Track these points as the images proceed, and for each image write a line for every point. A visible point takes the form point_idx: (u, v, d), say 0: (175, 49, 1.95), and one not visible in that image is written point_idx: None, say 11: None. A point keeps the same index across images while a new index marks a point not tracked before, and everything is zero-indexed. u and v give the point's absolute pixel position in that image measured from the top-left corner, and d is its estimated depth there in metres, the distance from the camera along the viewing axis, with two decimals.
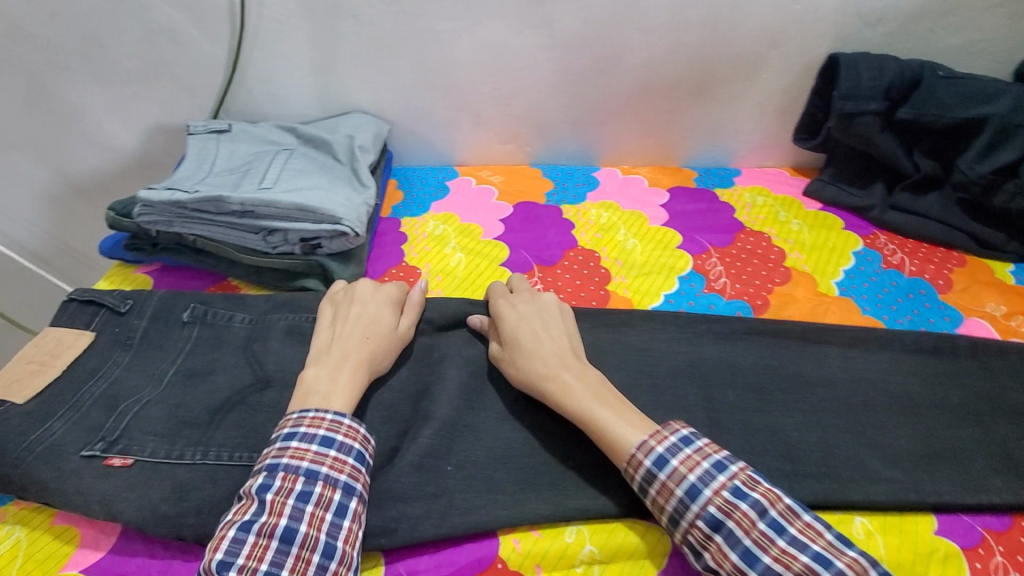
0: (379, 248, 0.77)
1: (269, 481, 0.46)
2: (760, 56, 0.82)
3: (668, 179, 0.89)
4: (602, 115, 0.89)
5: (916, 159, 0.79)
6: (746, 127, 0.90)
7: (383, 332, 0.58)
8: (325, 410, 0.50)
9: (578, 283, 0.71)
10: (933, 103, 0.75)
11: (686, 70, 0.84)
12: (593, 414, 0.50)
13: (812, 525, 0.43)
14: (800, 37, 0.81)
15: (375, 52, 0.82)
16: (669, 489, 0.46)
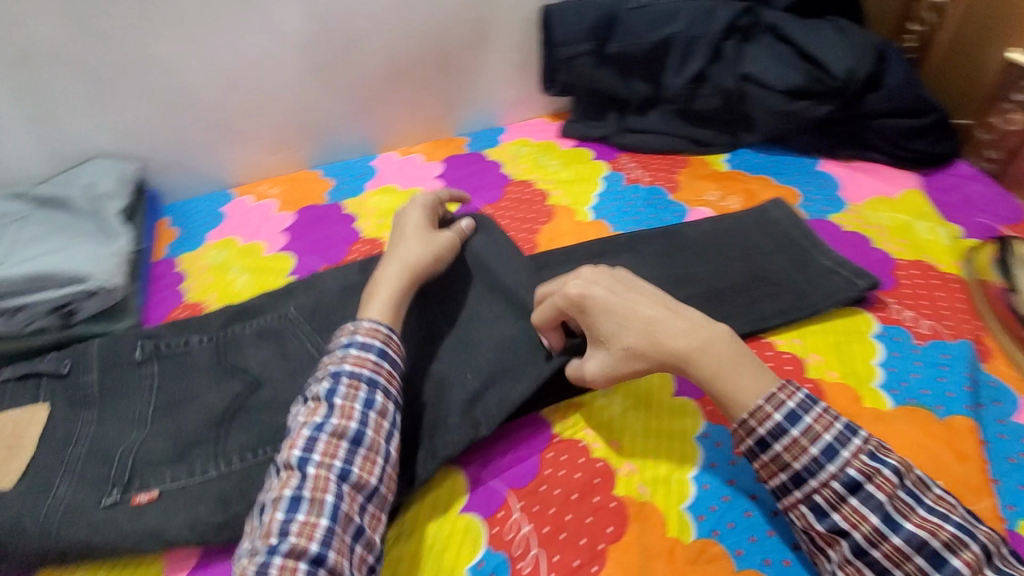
0: (329, 229, 0.88)
1: (323, 420, 0.53)
2: (480, 21, 0.95)
3: (442, 152, 1.01)
4: (366, 103, 0.96)
5: (632, 83, 0.99)
6: (491, 89, 1.03)
7: (439, 246, 0.68)
8: (378, 325, 0.59)
9: (521, 214, 0.89)
10: (629, 32, 0.95)
11: (423, 50, 0.94)
12: (733, 368, 0.54)
13: (860, 439, 0.51)
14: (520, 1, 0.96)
15: (274, 65, 0.87)
16: (801, 445, 0.51)
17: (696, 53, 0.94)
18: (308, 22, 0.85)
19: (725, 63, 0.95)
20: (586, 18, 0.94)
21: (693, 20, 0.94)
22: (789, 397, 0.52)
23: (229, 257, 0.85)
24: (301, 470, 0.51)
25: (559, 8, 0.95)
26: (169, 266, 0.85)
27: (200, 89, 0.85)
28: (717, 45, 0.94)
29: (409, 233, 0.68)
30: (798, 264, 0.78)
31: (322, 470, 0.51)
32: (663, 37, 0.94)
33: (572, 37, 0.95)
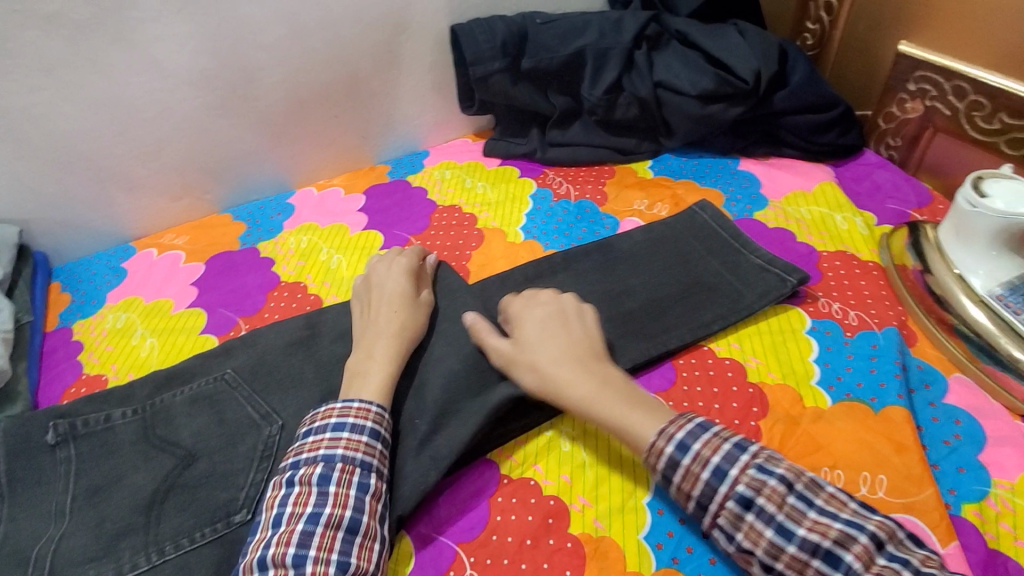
0: (410, 201, 0.93)
1: (330, 449, 0.51)
2: (391, 44, 0.94)
3: (361, 181, 0.99)
4: (291, 132, 0.95)
5: (552, 99, 0.95)
6: (413, 111, 1.02)
7: (409, 304, 0.65)
8: (544, 379, 0.52)
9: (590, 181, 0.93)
10: (541, 48, 0.91)
11: (331, 76, 0.92)
12: (617, 411, 0.52)
13: (868, 548, 0.42)
14: (419, 23, 0.94)
15: (311, 77, 0.91)
16: (694, 472, 0.47)
17: (616, 66, 0.90)
18: (326, 40, 0.89)
19: (637, 72, 0.90)
20: (607, 41, 0.90)
21: (603, 30, 0.91)
22: (769, 504, 0.44)
23: (314, 239, 0.86)
24: (296, 570, 0.45)
25: (541, 33, 0.92)
26: (253, 254, 0.85)
27: (272, 92, 0.89)
28: (771, 87, 0.86)
29: (376, 295, 0.67)
30: (733, 271, 0.71)
31: (320, 565, 0.45)
32: (575, 51, 0.90)
33: (555, 68, 0.92)
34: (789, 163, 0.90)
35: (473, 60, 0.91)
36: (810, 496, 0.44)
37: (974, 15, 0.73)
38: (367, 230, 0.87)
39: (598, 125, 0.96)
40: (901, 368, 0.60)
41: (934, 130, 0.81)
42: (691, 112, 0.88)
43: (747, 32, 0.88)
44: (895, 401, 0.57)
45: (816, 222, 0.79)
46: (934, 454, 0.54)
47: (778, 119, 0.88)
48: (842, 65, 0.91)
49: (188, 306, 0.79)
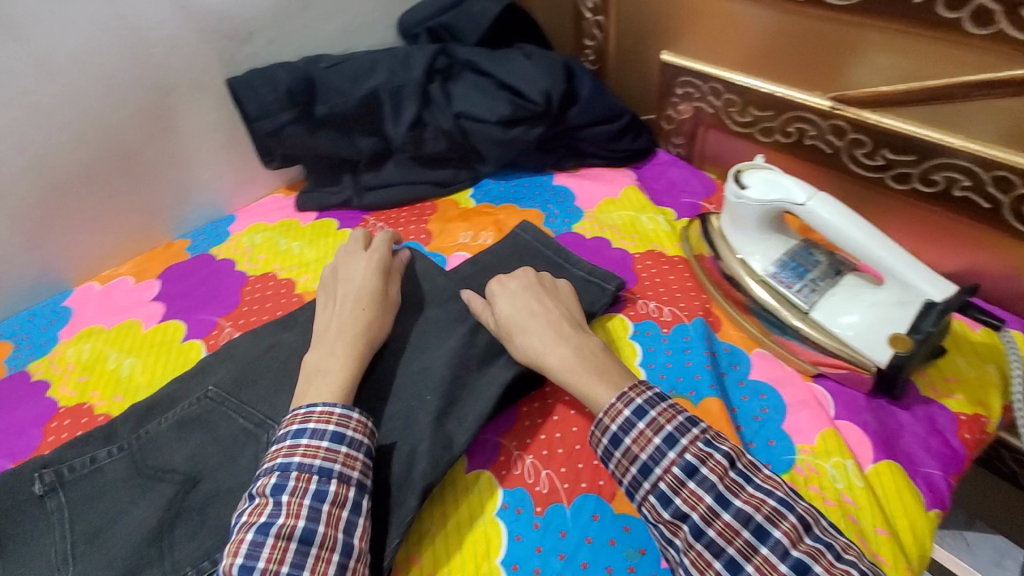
0: (215, 277, 0.83)
1: (289, 457, 0.49)
2: (159, 107, 0.83)
3: (156, 262, 0.88)
4: (55, 223, 0.81)
5: (357, 140, 0.91)
6: (209, 175, 0.93)
7: (375, 298, 0.64)
8: (331, 405, 0.53)
9: (411, 222, 0.90)
10: (333, 92, 0.87)
11: (89, 154, 0.80)
12: (579, 378, 0.55)
13: (797, 528, 0.43)
14: (187, 80, 0.84)
15: (65, 159, 0.78)
16: (646, 436, 0.49)
17: (414, 100, 0.88)
18: (76, 115, 0.77)
19: (436, 104, 0.89)
20: (398, 78, 0.88)
21: (395, 66, 0.89)
22: (712, 473, 0.46)
23: (99, 345, 0.74)
24: None
25: (329, 77, 0.87)
26: (22, 380, 0.71)
27: (14, 183, 0.76)
28: (563, 105, 0.90)
29: (343, 289, 0.66)
30: None
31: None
32: (369, 90, 0.87)
33: (352, 111, 0.88)
34: (596, 172, 0.94)
35: (257, 114, 0.85)
36: (749, 474, 0.47)
37: (710, 25, 0.81)
38: (165, 321, 0.77)
39: (411, 161, 0.94)
40: (711, 358, 0.65)
41: (705, 127, 0.89)
42: (496, 138, 0.89)
43: (532, 55, 0.91)
44: (709, 392, 0.61)
45: (626, 226, 0.83)
46: (749, 433, 0.59)
47: (577, 133, 0.92)
48: (621, 76, 0.97)
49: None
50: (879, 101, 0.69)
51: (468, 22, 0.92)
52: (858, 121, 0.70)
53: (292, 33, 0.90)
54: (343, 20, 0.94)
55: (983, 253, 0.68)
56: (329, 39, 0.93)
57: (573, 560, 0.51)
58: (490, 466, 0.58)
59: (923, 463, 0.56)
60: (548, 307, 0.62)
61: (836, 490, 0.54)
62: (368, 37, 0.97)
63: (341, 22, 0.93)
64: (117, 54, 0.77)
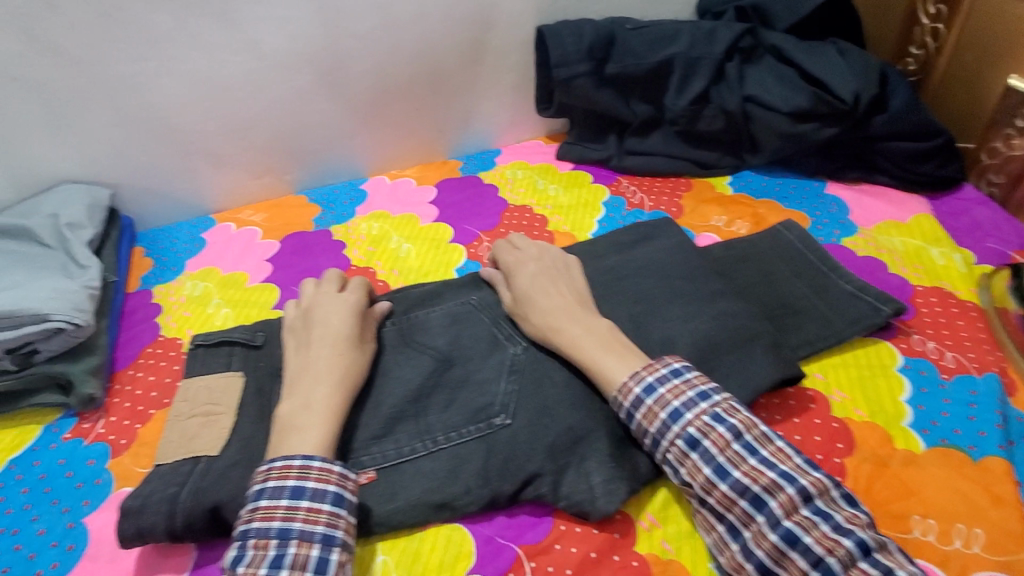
0: (481, 197, 0.92)
1: (248, 523, 0.47)
2: (477, 40, 0.94)
3: (434, 174, 1.00)
4: (371, 121, 0.96)
5: (634, 105, 0.93)
6: (491, 109, 1.02)
7: (355, 355, 0.59)
8: (291, 457, 0.49)
9: (665, 193, 0.91)
10: (629, 54, 0.90)
11: (413, 69, 0.93)
12: (596, 359, 0.56)
13: (794, 500, 0.46)
14: (506, 19, 0.93)
15: (396, 69, 0.92)
16: (653, 411, 0.52)
17: (706, 76, 0.87)
18: (416, 34, 0.90)
19: (727, 84, 0.88)
20: (697, 51, 0.88)
21: (697, 38, 0.88)
22: (712, 446, 0.49)
23: (386, 227, 0.87)
24: None
25: (629, 38, 0.90)
26: (327, 236, 0.87)
27: (358, 79, 0.91)
28: (869, 110, 0.83)
29: (319, 333, 0.60)
30: (822, 294, 0.68)
31: None
32: (665, 58, 0.88)
33: (640, 75, 0.90)
34: (880, 190, 0.85)
35: (557, 62, 0.90)
36: (755, 447, 0.49)
37: None
38: (438, 222, 0.88)
39: (678, 137, 0.93)
40: (1002, 419, 0.57)
41: None
42: (781, 129, 0.85)
43: (847, 52, 0.85)
44: (994, 452, 0.54)
45: (909, 254, 0.75)
46: None
47: (875, 144, 0.84)
48: (944, 96, 0.87)
49: (262, 281, 0.80)
50: None
51: (784, 7, 0.89)
52: None
53: None
54: None
55: None
56: (635, 4, 0.96)
57: None
58: None
59: None
60: (557, 288, 0.64)
61: None
62: (670, 8, 0.98)
63: None
64: None
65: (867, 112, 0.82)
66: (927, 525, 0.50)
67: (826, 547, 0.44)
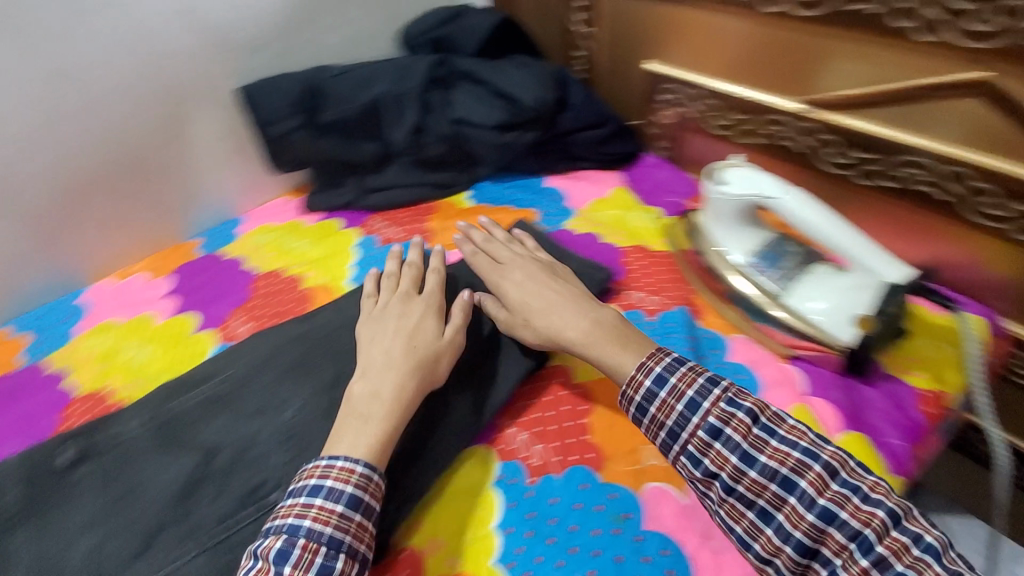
0: (225, 275, 0.87)
1: (301, 517, 0.49)
2: (175, 114, 0.88)
3: (170, 261, 0.92)
4: (73, 225, 0.85)
5: (360, 145, 0.96)
6: (220, 178, 0.97)
7: (429, 340, 0.63)
8: (354, 461, 0.52)
9: (411, 223, 0.95)
10: (337, 101, 0.92)
11: (107, 159, 0.85)
12: (602, 351, 0.60)
13: (822, 477, 0.48)
14: (201, 88, 0.89)
15: (85, 163, 0.83)
16: (669, 404, 0.54)
17: (414, 108, 0.93)
18: (96, 124, 0.82)
19: (436, 111, 0.95)
20: (400, 86, 0.93)
21: (394, 75, 0.94)
22: (735, 434, 0.50)
23: (118, 337, 0.79)
24: None
25: (334, 86, 0.92)
26: (41, 370, 0.75)
27: (37, 186, 0.80)
28: (554, 111, 0.96)
29: (396, 322, 0.65)
30: None
31: None
32: (371, 98, 0.93)
33: (355, 117, 0.93)
34: (588, 174, 1.00)
35: (268, 120, 0.91)
36: (773, 428, 0.50)
37: (689, 35, 0.86)
38: (178, 315, 0.81)
39: (413, 164, 0.98)
40: (692, 342, 0.70)
41: (689, 131, 0.94)
42: (491, 141, 0.94)
43: (525, 65, 0.97)
44: None
45: (615, 222, 0.89)
46: None
47: (567, 138, 0.98)
48: (610, 85, 1.02)
49: None
50: (850, 104, 0.72)
51: (465, 34, 0.98)
52: (823, 121, 0.74)
53: (300, 45, 0.95)
54: (346, 30, 0.99)
55: (954, 246, 0.71)
56: (333, 51, 0.99)
57: (564, 522, 0.55)
58: (488, 443, 0.62)
59: (888, 434, 0.60)
60: (550, 284, 0.68)
61: None
62: (368, 47, 1.02)
63: (345, 32, 0.99)
64: (136, 66, 0.83)
65: (553, 112, 0.95)
66: (655, 452, 0.60)
67: (862, 520, 0.45)
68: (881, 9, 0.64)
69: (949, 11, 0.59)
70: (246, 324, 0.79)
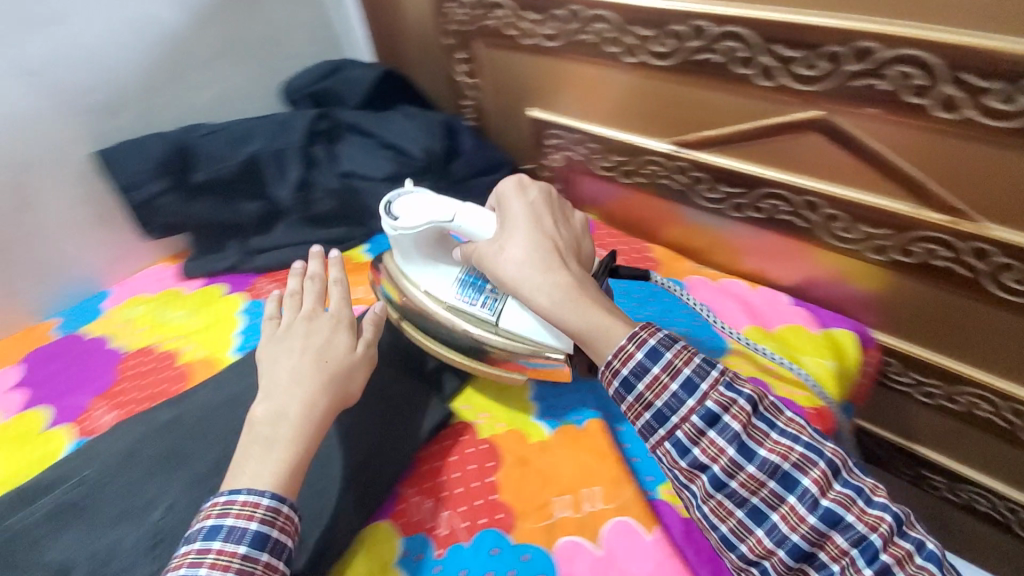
0: (87, 357, 0.78)
1: (195, 566, 0.47)
2: (15, 184, 0.79)
3: (21, 348, 0.82)
4: None
5: (240, 206, 0.91)
6: (79, 250, 0.88)
7: (341, 354, 0.61)
8: (259, 494, 0.50)
9: None
10: (210, 160, 0.86)
11: None
12: (579, 306, 0.58)
13: (825, 475, 0.49)
14: (46, 152, 0.80)
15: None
16: (662, 381, 0.54)
17: (297, 164, 0.89)
18: None
19: (319, 167, 0.92)
20: (279, 143, 0.89)
21: (272, 131, 0.89)
22: (735, 421, 0.51)
23: None
24: None
25: (205, 144, 0.87)
26: None
27: None
28: (445, 161, 0.95)
29: (303, 340, 0.61)
30: None
31: None
32: (248, 156, 0.87)
33: (232, 176, 0.88)
34: None
35: (127, 186, 0.83)
36: (772, 418, 0.52)
37: (564, 84, 0.87)
38: (27, 410, 0.72)
39: (301, 222, 0.94)
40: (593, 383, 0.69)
41: (577, 173, 0.96)
42: (384, 194, 0.92)
43: (411, 116, 0.97)
44: (592, 415, 0.65)
45: None
46: (633, 448, 0.63)
47: (463, 186, 0.98)
48: (501, 131, 1.03)
49: None
50: (710, 142, 0.76)
51: (350, 88, 0.97)
52: (696, 161, 0.78)
53: (166, 104, 0.89)
54: (219, 83, 0.94)
55: (820, 264, 0.77)
56: (206, 108, 0.94)
57: None
58: (389, 517, 0.58)
59: None
60: (546, 224, 0.65)
61: None
62: (246, 98, 0.98)
63: (220, 84, 0.94)
64: None
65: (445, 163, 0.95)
66: (565, 503, 0.58)
67: (869, 524, 0.48)
68: (726, 59, 0.67)
69: (780, 58, 0.63)
70: (111, 412, 0.70)
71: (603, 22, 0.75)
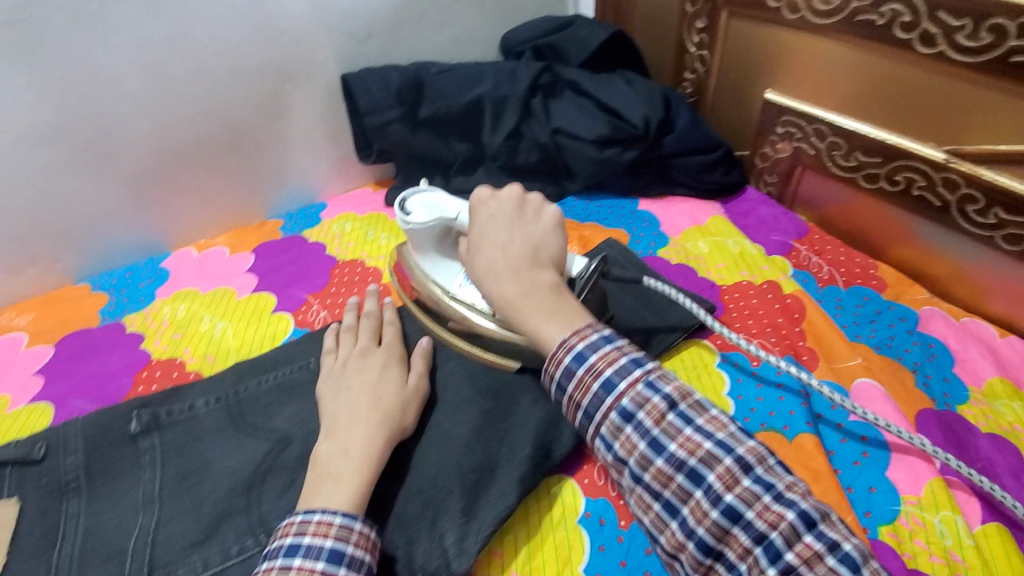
0: (306, 259, 0.86)
1: None
2: (276, 93, 0.88)
3: (250, 239, 0.92)
4: (152, 190, 0.85)
5: (452, 146, 0.94)
6: (307, 162, 0.96)
7: (394, 389, 0.58)
8: (331, 513, 0.46)
9: None
10: (439, 96, 0.90)
11: (208, 127, 0.85)
12: (523, 318, 0.52)
13: (732, 471, 0.43)
14: (306, 67, 0.88)
15: (183, 130, 0.83)
16: (586, 382, 0.48)
17: (515, 113, 0.90)
18: (200, 92, 0.82)
19: (535, 119, 0.92)
20: (502, 90, 0.90)
21: (498, 77, 0.91)
22: (648, 420, 0.45)
23: (194, 307, 0.78)
24: None
25: (437, 82, 0.90)
26: (118, 330, 0.75)
27: (135, 149, 0.81)
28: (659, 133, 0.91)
29: (360, 378, 0.59)
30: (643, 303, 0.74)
31: None
32: (474, 98, 0.90)
33: (454, 116, 0.91)
34: (682, 201, 0.95)
35: (367, 109, 0.88)
36: (690, 415, 0.45)
37: (817, 69, 0.80)
38: (256, 293, 0.80)
39: (503, 171, 0.96)
40: (806, 396, 0.64)
41: (803, 167, 0.87)
42: (592, 157, 0.90)
43: (633, 81, 0.93)
44: (805, 428, 0.60)
45: (714, 255, 0.84)
46: (847, 476, 0.57)
47: (669, 161, 0.93)
48: (720, 112, 0.97)
49: (30, 401, 0.67)
50: (988, 156, 0.66)
51: (576, 46, 0.96)
52: (973, 177, 0.68)
53: (407, 39, 0.94)
54: (453, 27, 0.97)
55: None
56: (438, 48, 0.97)
57: None
58: (574, 475, 0.58)
59: None
60: (504, 229, 0.57)
61: (945, 547, 0.52)
62: (472, 44, 1.00)
63: (453, 28, 0.97)
64: (246, 38, 0.82)
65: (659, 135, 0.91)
66: None
67: (768, 522, 0.41)
68: None
69: None
70: (323, 311, 0.77)
71: (904, 4, 0.67)
